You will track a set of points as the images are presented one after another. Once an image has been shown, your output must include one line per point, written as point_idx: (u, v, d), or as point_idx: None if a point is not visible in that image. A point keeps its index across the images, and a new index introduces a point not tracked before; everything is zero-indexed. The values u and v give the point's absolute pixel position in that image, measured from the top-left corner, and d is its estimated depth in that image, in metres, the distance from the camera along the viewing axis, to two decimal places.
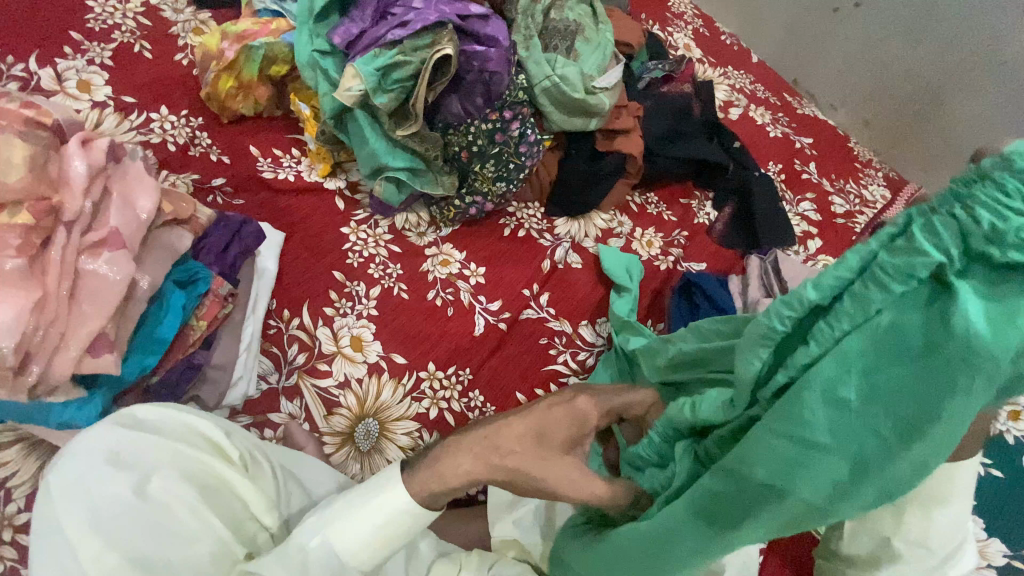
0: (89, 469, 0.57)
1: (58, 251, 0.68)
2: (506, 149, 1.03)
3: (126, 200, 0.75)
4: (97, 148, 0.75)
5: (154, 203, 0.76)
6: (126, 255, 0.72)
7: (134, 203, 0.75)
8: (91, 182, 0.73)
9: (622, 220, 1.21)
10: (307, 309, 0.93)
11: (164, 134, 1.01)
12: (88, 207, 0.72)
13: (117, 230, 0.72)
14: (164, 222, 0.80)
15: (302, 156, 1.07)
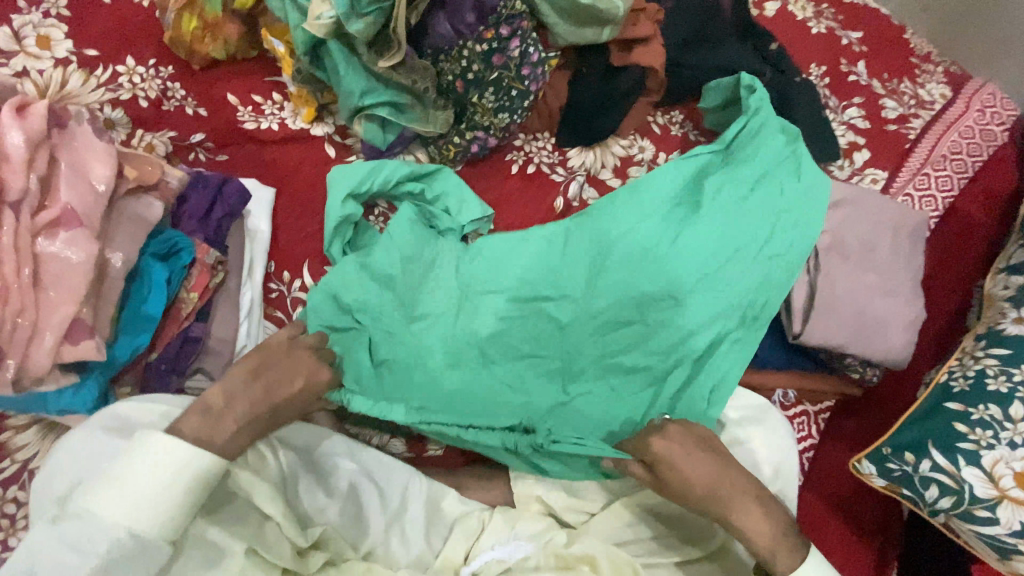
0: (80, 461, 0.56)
1: (9, 234, 0.58)
2: (506, 74, 0.91)
3: (78, 170, 0.64)
4: (36, 113, 0.63)
5: (111, 169, 0.66)
6: (86, 234, 0.62)
7: (88, 173, 0.64)
8: (34, 153, 0.62)
9: (643, 144, 1.10)
10: (308, 268, 0.88)
11: (134, 88, 0.92)
12: (35, 183, 0.61)
13: (70, 206, 0.62)
14: (128, 189, 0.70)
15: (284, 100, 0.97)
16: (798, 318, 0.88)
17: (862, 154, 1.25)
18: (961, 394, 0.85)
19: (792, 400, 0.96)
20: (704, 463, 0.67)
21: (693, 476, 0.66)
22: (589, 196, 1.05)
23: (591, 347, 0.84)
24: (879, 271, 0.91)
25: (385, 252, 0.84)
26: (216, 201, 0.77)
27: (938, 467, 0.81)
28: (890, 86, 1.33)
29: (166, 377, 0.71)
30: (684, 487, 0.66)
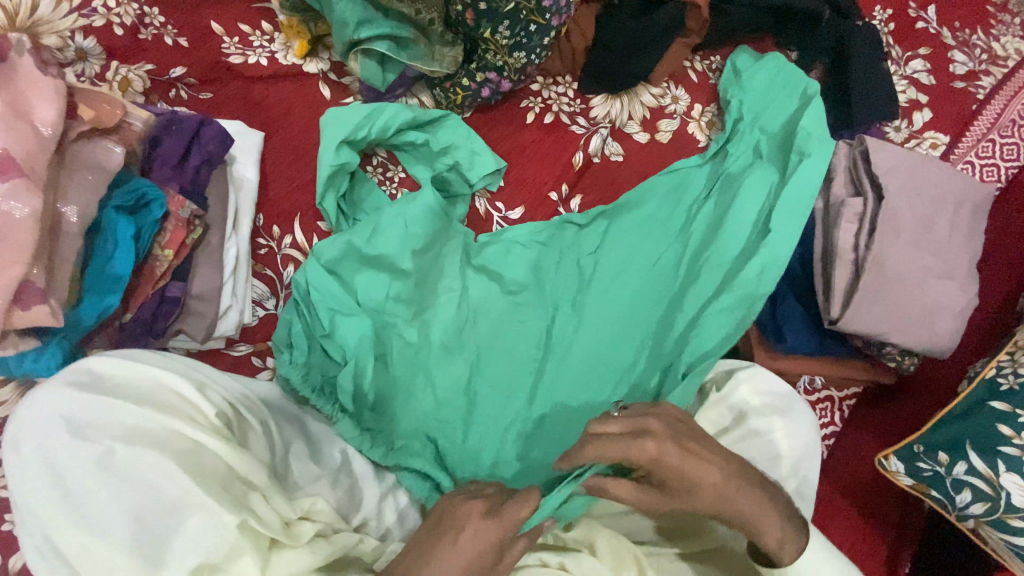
0: (50, 438, 0.50)
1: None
2: (525, 4, 0.78)
3: (19, 111, 0.56)
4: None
5: (57, 111, 0.58)
6: (29, 185, 0.54)
7: (31, 113, 0.56)
8: None
9: (677, 93, 0.99)
10: (299, 224, 0.81)
11: (107, 13, 0.81)
12: None
13: (8, 152, 0.54)
14: (81, 132, 0.62)
15: (274, 31, 0.87)
16: (837, 302, 0.79)
17: (922, 114, 1.11)
18: (1009, 393, 0.77)
19: (817, 385, 0.91)
20: (705, 473, 0.59)
21: (697, 489, 0.59)
22: (611, 152, 0.95)
23: (565, 347, 0.82)
24: (935, 252, 0.81)
25: (386, 237, 0.79)
26: (193, 148, 0.69)
27: (974, 470, 0.75)
28: (961, 36, 1.17)
29: (141, 340, 0.66)
30: (693, 474, 0.59)
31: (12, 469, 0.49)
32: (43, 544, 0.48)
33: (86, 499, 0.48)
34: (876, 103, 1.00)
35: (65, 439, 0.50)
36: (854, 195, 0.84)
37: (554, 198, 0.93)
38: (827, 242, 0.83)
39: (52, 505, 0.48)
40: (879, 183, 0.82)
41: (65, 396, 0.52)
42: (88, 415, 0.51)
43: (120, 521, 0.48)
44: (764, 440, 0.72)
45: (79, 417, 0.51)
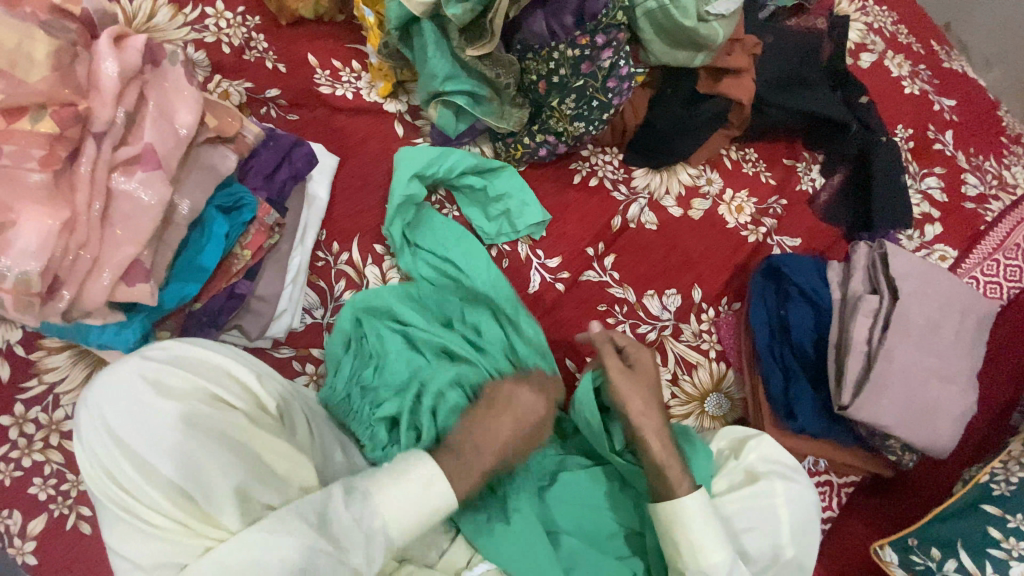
0: (134, 401, 0.52)
1: (86, 164, 0.57)
2: (592, 83, 0.88)
3: (162, 112, 0.63)
4: (131, 46, 0.62)
5: (196, 116, 0.64)
6: (162, 177, 0.61)
7: (172, 115, 0.64)
8: (124, 88, 0.61)
9: (711, 176, 1.09)
10: (357, 243, 0.88)
11: (220, 33, 0.91)
12: (121, 117, 0.60)
13: (152, 146, 0.61)
14: (207, 137, 0.68)
15: (362, 70, 0.96)
16: (848, 390, 0.83)
17: (934, 227, 1.20)
18: (1002, 499, 0.81)
19: (820, 469, 0.95)
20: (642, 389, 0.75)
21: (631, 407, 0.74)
22: (647, 221, 1.03)
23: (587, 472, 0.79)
24: (942, 356, 0.87)
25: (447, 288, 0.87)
26: (285, 162, 0.77)
27: (964, 569, 0.78)
28: (975, 161, 1.28)
29: (205, 329, 0.71)
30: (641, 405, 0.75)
31: (98, 419, 0.52)
32: (118, 491, 0.51)
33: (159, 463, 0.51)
34: (894, 213, 1.09)
35: (149, 402, 0.52)
36: (870, 292, 0.90)
37: (590, 254, 1.00)
38: (842, 331, 0.88)
39: (128, 461, 0.51)
40: (894, 285, 0.88)
41: (152, 364, 0.55)
42: (167, 381, 0.54)
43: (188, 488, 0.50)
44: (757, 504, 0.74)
45: (164, 381, 0.54)
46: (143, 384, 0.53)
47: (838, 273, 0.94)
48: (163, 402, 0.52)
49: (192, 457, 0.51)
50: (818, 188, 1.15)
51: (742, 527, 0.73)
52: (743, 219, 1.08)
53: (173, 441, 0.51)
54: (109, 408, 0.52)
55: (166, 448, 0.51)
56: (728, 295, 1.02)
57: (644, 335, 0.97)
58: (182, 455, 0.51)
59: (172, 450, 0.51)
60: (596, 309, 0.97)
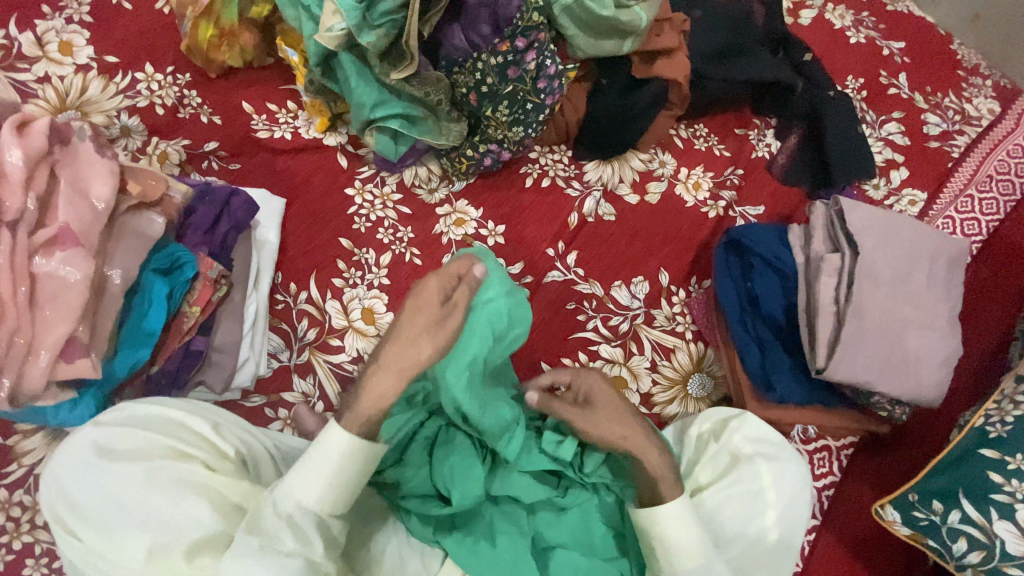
0: (86, 465, 0.52)
1: (5, 254, 0.58)
2: (522, 86, 0.88)
3: (75, 189, 0.64)
4: (36, 130, 0.63)
5: (111, 187, 0.65)
6: (83, 253, 0.61)
7: (87, 190, 0.64)
8: (33, 172, 0.61)
9: (664, 158, 1.08)
10: (314, 280, 0.88)
11: (152, 95, 0.92)
12: (32, 202, 0.60)
13: (68, 225, 0.61)
14: (129, 206, 0.68)
15: (299, 109, 0.97)
16: (822, 352, 0.82)
17: (899, 172, 1.18)
18: (999, 440, 0.79)
19: (811, 435, 0.94)
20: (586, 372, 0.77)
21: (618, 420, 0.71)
22: (604, 212, 1.03)
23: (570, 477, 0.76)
24: (915, 304, 0.85)
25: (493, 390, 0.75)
26: (223, 214, 0.77)
27: (968, 519, 0.76)
28: (933, 100, 1.26)
29: (165, 391, 0.72)
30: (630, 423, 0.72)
31: (57, 489, 0.53)
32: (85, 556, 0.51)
33: (116, 520, 0.50)
34: (854, 165, 1.09)
35: (101, 462, 0.52)
36: (832, 251, 0.88)
37: (551, 254, 0.99)
38: (809, 294, 0.87)
39: (88, 523, 0.50)
40: (854, 240, 0.86)
41: (104, 428, 0.55)
42: (120, 443, 0.54)
43: (142, 542, 0.49)
44: (743, 489, 0.73)
45: (116, 443, 0.54)
46: (97, 448, 0.53)
47: (799, 235, 0.92)
48: (115, 461, 0.52)
49: (147, 508, 0.50)
50: (775, 152, 1.13)
51: (723, 512, 0.72)
52: (702, 195, 1.07)
53: (132, 494, 0.51)
54: (67, 477, 0.53)
55: (123, 503, 0.50)
56: (697, 274, 1.02)
57: (617, 327, 0.96)
58: (138, 507, 0.50)
59: (131, 503, 0.50)
60: (565, 308, 0.96)
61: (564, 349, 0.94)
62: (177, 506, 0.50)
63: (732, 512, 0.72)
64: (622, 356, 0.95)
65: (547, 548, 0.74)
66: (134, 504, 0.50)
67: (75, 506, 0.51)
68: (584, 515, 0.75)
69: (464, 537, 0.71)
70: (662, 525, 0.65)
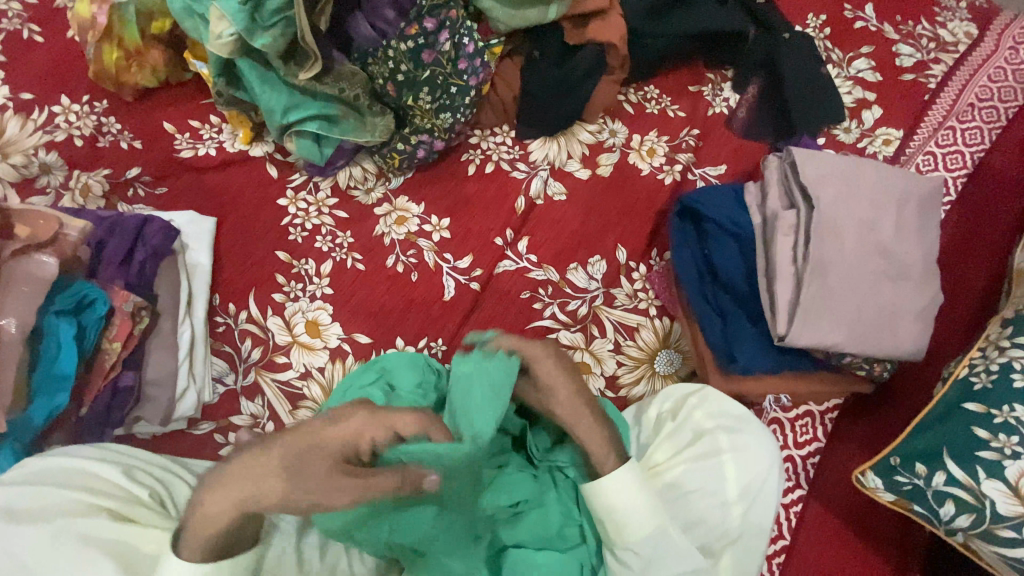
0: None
1: None
2: (440, 70, 0.84)
3: None
4: None
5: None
6: None
7: None
8: None
9: (614, 127, 1.02)
10: (253, 299, 0.86)
11: (70, 128, 0.90)
12: None
13: None
14: (15, 250, 0.66)
15: (222, 122, 0.93)
16: (783, 317, 0.77)
17: (872, 112, 1.10)
18: (984, 393, 0.73)
19: (789, 403, 0.90)
20: (569, 380, 0.66)
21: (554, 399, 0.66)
22: (554, 192, 0.98)
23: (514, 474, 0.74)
24: (884, 254, 0.79)
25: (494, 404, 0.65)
26: (138, 243, 0.75)
27: (954, 480, 0.71)
28: (905, 29, 1.17)
29: (98, 431, 0.70)
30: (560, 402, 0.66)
31: None
32: None
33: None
34: (816, 112, 1.03)
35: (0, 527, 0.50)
36: (789, 207, 0.82)
37: (500, 243, 0.95)
38: (768, 255, 0.81)
39: None
40: (811, 193, 0.80)
41: (8, 487, 0.53)
42: (23, 501, 0.53)
43: None
44: (701, 465, 0.69)
45: (20, 502, 0.52)
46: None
47: (756, 194, 0.86)
48: (16, 523, 0.51)
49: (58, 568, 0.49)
50: (734, 106, 1.06)
51: (684, 493, 0.68)
52: (657, 161, 1.01)
53: (39, 556, 0.50)
54: None
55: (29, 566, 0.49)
56: (657, 246, 0.97)
57: (576, 311, 0.92)
58: (48, 568, 0.49)
59: (40, 565, 0.49)
60: (520, 297, 0.92)
61: None
62: (89, 562, 0.50)
63: (691, 491, 0.68)
64: (584, 341, 0.90)
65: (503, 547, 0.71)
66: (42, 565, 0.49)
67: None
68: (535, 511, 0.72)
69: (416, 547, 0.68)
70: (613, 504, 0.63)
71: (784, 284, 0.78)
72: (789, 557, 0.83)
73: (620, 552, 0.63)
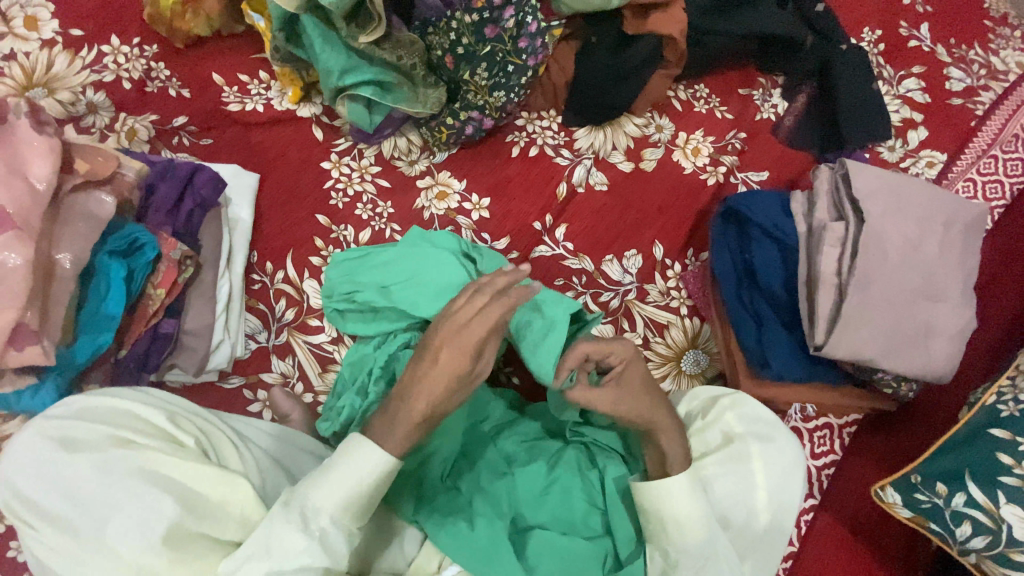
0: (42, 460, 0.51)
1: None
2: (501, 47, 0.83)
3: (15, 169, 0.61)
4: None
5: (51, 166, 0.62)
6: (22, 237, 0.59)
7: (26, 171, 0.62)
8: None
9: (661, 122, 1.02)
10: (291, 259, 0.85)
11: (119, 69, 0.89)
12: None
13: (6, 207, 0.59)
14: (76, 184, 0.67)
15: (271, 79, 0.92)
16: (822, 327, 0.77)
17: (918, 133, 1.10)
18: (1010, 420, 0.73)
19: (812, 413, 0.91)
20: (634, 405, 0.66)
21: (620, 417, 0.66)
22: (596, 182, 0.97)
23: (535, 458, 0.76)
24: (927, 274, 0.79)
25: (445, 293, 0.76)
26: (188, 192, 0.75)
27: (973, 502, 0.72)
28: (957, 53, 1.16)
29: (135, 375, 0.71)
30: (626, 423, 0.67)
31: (13, 484, 0.51)
32: (45, 548, 0.51)
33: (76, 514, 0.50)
34: (867, 126, 1.01)
35: (56, 457, 0.51)
36: (836, 219, 0.83)
37: (539, 228, 0.94)
38: (811, 265, 0.81)
39: (48, 517, 0.50)
40: (860, 206, 0.80)
41: (60, 421, 0.54)
42: (77, 434, 0.53)
43: (106, 534, 0.50)
44: (734, 469, 0.69)
45: (72, 437, 0.53)
46: (52, 442, 0.53)
47: (802, 203, 0.86)
48: (71, 455, 0.52)
49: (108, 502, 0.50)
50: (782, 114, 1.06)
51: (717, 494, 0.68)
52: (701, 161, 1.00)
53: (92, 488, 0.51)
54: (21, 473, 0.51)
55: (81, 497, 0.50)
56: (694, 246, 0.97)
57: (607, 303, 0.92)
58: (99, 500, 0.50)
59: (94, 496, 0.50)
60: (553, 283, 0.92)
61: None
62: (138, 500, 0.51)
63: (722, 493, 0.68)
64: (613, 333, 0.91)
65: (529, 528, 0.72)
66: (92, 498, 0.50)
67: (27, 505, 0.51)
68: (558, 497, 0.73)
69: (445, 519, 0.69)
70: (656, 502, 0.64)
71: (825, 294, 0.78)
72: (796, 563, 0.84)
73: (674, 551, 0.64)
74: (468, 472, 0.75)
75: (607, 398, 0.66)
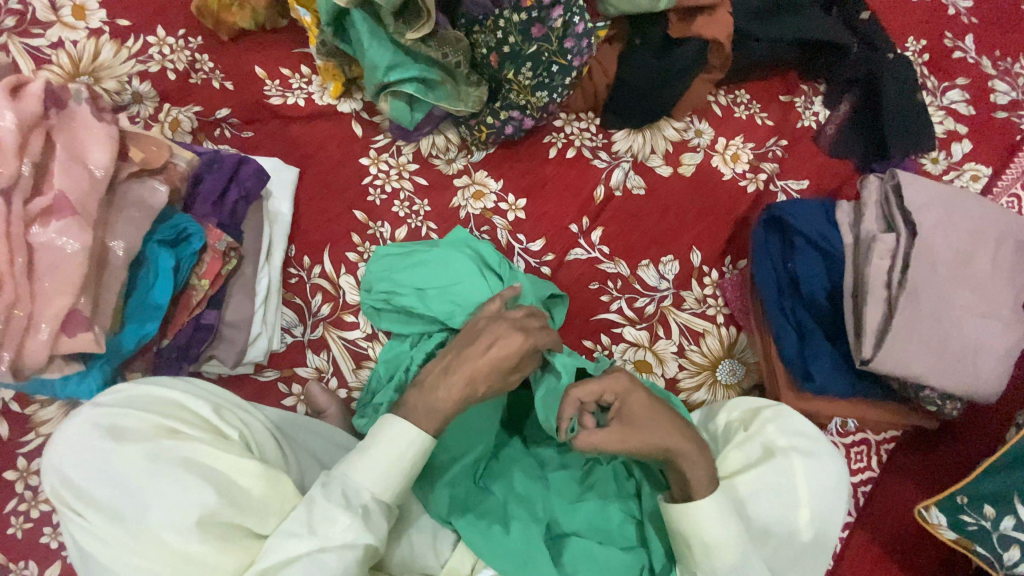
0: (90, 447, 0.51)
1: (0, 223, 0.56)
2: (547, 46, 0.82)
3: (71, 155, 0.62)
4: (30, 94, 0.60)
5: (107, 154, 0.63)
6: (79, 224, 0.59)
7: (81, 158, 0.62)
8: (27, 138, 0.59)
9: (700, 127, 1.00)
10: (328, 254, 0.85)
11: (164, 60, 0.89)
12: (27, 169, 0.58)
13: (64, 193, 0.59)
14: (131, 172, 0.67)
15: (313, 74, 0.92)
16: (870, 341, 0.75)
17: (961, 145, 1.07)
18: None
19: (850, 428, 0.89)
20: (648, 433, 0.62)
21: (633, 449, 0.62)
22: (633, 185, 0.96)
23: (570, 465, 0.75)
24: (977, 290, 0.77)
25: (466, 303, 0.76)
26: (233, 184, 0.76)
27: (1023, 526, 0.70)
28: (1003, 66, 1.13)
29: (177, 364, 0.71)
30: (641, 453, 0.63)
31: (60, 470, 0.51)
32: (91, 537, 0.50)
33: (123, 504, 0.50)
34: (911, 137, 0.99)
35: (103, 444, 0.51)
36: (885, 230, 0.81)
37: (575, 230, 0.93)
38: (857, 276, 0.80)
39: (95, 505, 0.50)
40: (912, 219, 0.78)
41: (107, 408, 0.54)
42: (126, 423, 0.53)
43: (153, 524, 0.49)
44: (776, 484, 0.67)
45: (119, 424, 0.53)
46: (100, 429, 0.52)
47: (848, 213, 0.85)
48: (118, 443, 0.51)
49: (154, 493, 0.50)
50: (823, 122, 1.04)
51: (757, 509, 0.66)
52: (740, 167, 0.99)
53: (139, 477, 0.50)
54: (69, 460, 0.51)
55: (128, 487, 0.50)
56: (732, 253, 0.95)
57: (642, 309, 0.91)
58: (146, 490, 0.50)
59: (140, 486, 0.50)
60: (588, 287, 0.91)
61: (585, 331, 0.90)
62: (183, 491, 0.50)
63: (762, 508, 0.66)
64: (648, 339, 0.90)
65: (562, 535, 0.71)
66: (139, 488, 0.50)
67: (75, 493, 0.51)
68: (593, 504, 0.71)
69: (478, 521, 0.68)
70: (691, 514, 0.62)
71: (872, 307, 0.76)
72: None
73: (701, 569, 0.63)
74: (501, 475, 0.74)
75: (615, 425, 0.62)
